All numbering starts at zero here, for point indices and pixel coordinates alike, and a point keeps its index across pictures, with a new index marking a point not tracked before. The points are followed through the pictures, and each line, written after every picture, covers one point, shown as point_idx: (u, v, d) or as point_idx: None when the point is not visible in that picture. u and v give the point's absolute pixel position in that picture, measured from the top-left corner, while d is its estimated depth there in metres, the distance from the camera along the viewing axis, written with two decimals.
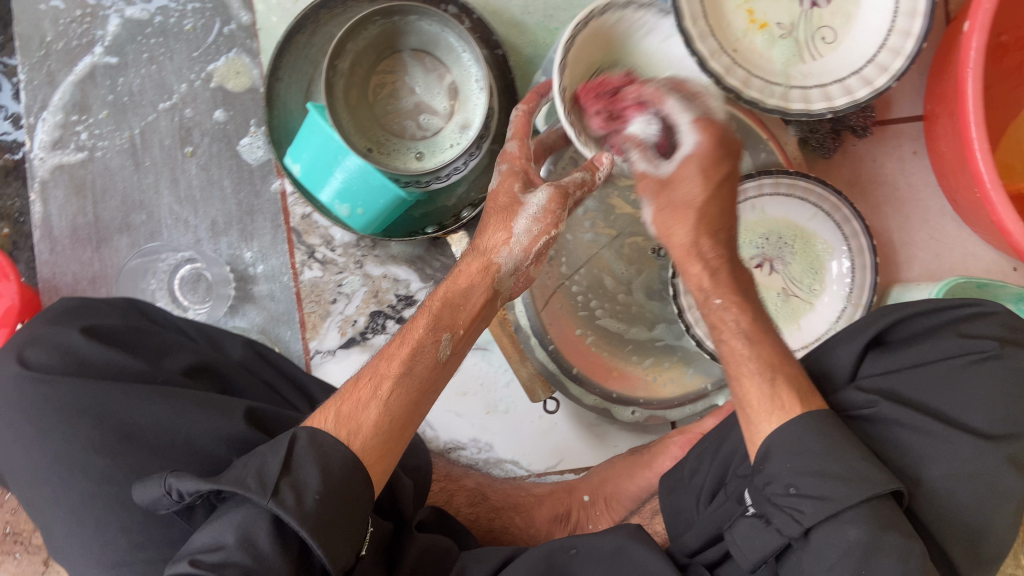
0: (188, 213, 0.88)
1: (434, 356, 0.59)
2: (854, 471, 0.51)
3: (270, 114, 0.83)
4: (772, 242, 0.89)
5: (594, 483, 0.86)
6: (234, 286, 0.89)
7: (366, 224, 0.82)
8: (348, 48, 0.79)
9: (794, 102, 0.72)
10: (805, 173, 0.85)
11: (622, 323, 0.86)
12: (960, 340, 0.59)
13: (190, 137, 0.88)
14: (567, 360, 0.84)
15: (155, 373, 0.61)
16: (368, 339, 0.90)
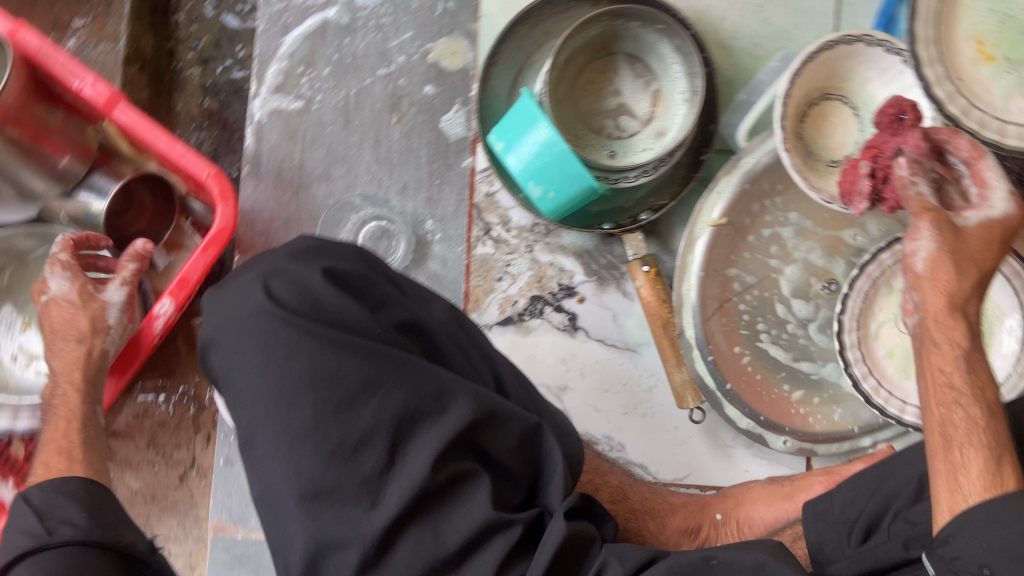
0: (384, 174, 0.94)
1: None
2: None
3: (482, 94, 0.88)
4: None
5: (727, 503, 0.86)
6: (412, 248, 0.94)
7: (553, 209, 0.86)
8: (569, 42, 0.84)
9: (1011, 135, 0.78)
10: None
11: (785, 351, 0.88)
12: None
13: (399, 105, 0.94)
14: (723, 375, 0.85)
15: (374, 324, 0.63)
16: (524, 321, 0.94)
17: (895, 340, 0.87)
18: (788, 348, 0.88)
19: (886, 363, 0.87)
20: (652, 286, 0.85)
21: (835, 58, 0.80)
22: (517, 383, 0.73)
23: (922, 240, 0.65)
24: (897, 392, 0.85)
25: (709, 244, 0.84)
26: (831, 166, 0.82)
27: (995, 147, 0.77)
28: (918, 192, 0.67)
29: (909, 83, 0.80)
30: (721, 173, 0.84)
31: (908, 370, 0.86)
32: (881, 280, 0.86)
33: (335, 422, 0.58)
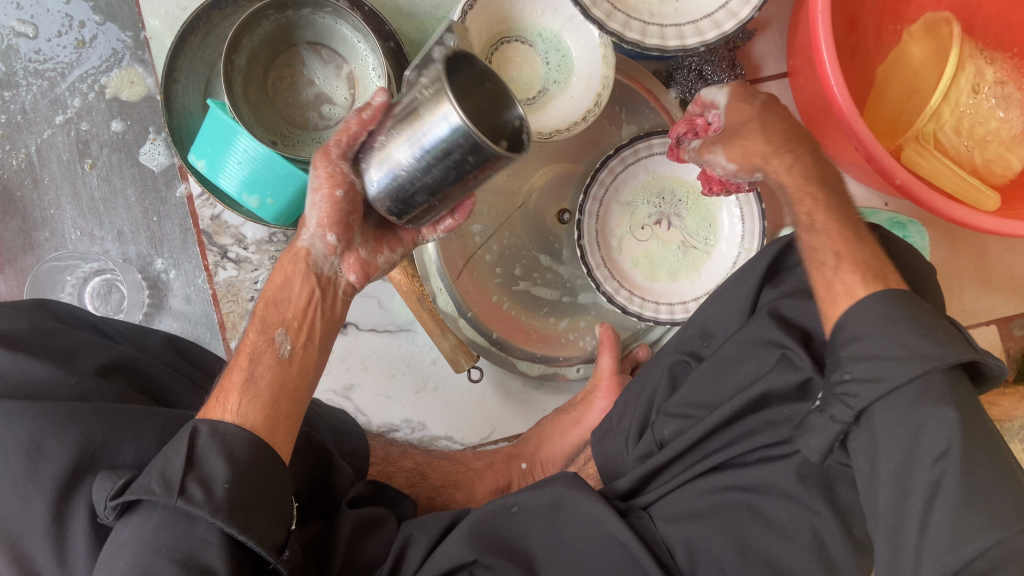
0: (94, 226, 0.88)
1: (274, 354, 0.60)
2: (891, 330, 0.52)
3: (169, 115, 0.83)
4: (666, 200, 0.92)
5: (534, 451, 0.88)
6: (148, 293, 0.89)
7: (276, 214, 0.83)
8: (244, 43, 0.80)
9: (671, 38, 0.83)
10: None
11: (550, 289, 0.92)
12: None
13: (88, 149, 0.88)
14: (486, 325, 0.89)
15: (70, 379, 0.58)
16: None
17: (636, 250, 0.92)
18: (553, 286, 0.92)
19: (634, 272, 0.91)
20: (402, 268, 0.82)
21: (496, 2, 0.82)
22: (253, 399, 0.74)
23: (320, 191, 0.59)
24: (651, 298, 0.91)
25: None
26: (530, 95, 0.86)
27: (660, 52, 0.82)
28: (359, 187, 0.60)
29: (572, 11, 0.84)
30: None
31: (652, 272, 0.92)
32: (607, 198, 0.90)
33: (56, 497, 0.52)
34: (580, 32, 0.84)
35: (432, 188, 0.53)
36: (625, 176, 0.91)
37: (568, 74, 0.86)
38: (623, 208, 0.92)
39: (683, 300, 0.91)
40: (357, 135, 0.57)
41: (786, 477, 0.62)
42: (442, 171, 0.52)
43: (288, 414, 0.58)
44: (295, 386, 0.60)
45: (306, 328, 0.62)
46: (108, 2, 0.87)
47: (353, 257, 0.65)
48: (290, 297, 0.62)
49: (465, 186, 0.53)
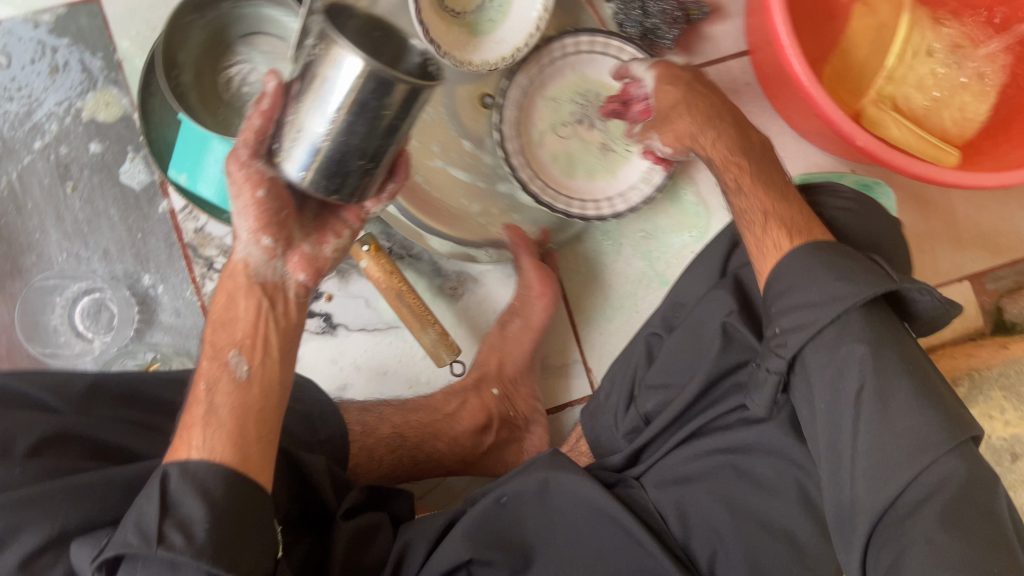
0: (80, 247, 0.90)
1: (230, 377, 0.61)
2: (825, 281, 0.59)
3: (148, 129, 0.84)
4: (591, 98, 0.94)
5: (500, 374, 0.91)
6: (137, 309, 0.90)
7: None
8: (184, 58, 0.84)
9: None
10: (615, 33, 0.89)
11: (467, 170, 0.92)
12: None
13: (69, 172, 0.89)
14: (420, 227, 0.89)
15: (10, 467, 0.55)
16: None
17: (557, 146, 0.94)
18: (473, 191, 0.93)
19: (553, 168, 0.94)
20: (377, 263, 0.84)
21: None
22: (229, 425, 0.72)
23: (243, 196, 0.62)
24: (574, 197, 0.93)
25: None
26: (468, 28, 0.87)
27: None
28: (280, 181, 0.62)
29: None
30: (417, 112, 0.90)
31: (569, 170, 0.95)
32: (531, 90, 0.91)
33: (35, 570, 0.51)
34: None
35: (357, 146, 0.57)
36: (551, 73, 0.92)
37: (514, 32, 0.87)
38: (547, 103, 0.93)
39: (599, 199, 0.94)
40: (265, 126, 0.60)
41: (768, 433, 0.65)
42: (360, 122, 0.55)
43: (259, 433, 0.60)
44: (257, 405, 0.61)
45: (259, 343, 0.63)
46: (79, 28, 0.89)
47: (298, 254, 0.67)
48: (235, 316, 0.64)
49: (386, 136, 0.57)
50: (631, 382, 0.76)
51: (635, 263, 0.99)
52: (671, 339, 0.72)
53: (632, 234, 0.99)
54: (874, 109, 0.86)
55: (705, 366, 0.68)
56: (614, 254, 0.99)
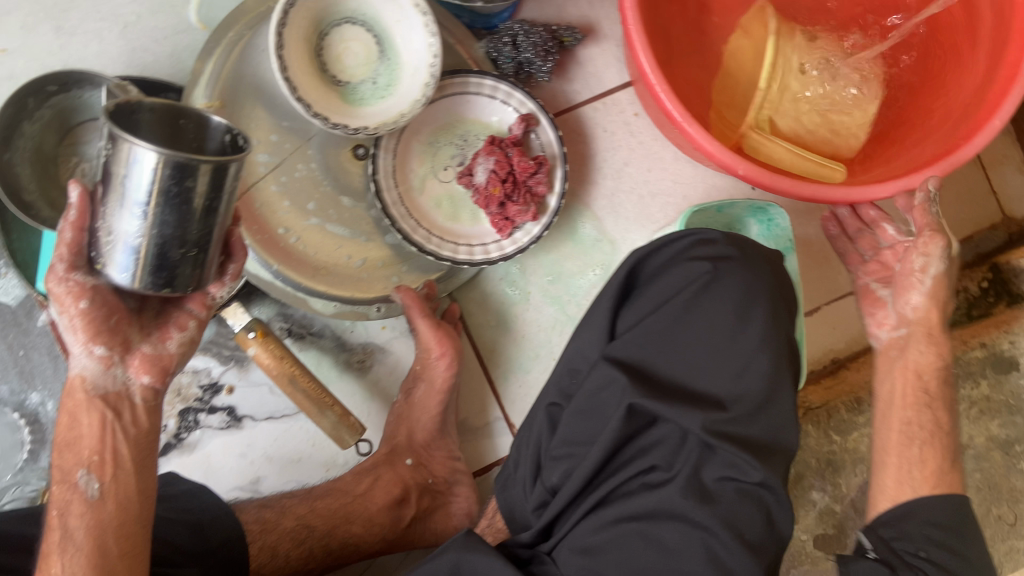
0: None
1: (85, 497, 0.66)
2: (937, 529, 0.72)
3: (8, 239, 0.80)
4: (468, 141, 0.95)
5: (411, 444, 0.91)
6: (27, 430, 0.86)
7: None
8: (17, 157, 0.78)
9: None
10: (484, 72, 0.91)
11: (346, 227, 0.90)
12: (687, 270, 0.67)
13: None
14: (310, 287, 0.88)
15: None
16: (183, 440, 0.89)
17: (438, 190, 0.94)
18: (354, 246, 0.90)
19: (435, 213, 0.93)
20: (267, 349, 0.83)
21: (310, 21, 0.84)
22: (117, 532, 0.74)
23: (67, 310, 0.64)
24: (460, 241, 0.93)
25: (244, 217, 0.84)
26: (344, 90, 0.87)
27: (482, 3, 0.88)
28: (101, 290, 0.65)
29: (385, 19, 0.87)
30: (296, 178, 0.88)
31: (455, 214, 0.94)
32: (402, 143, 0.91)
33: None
34: (403, 38, 0.87)
35: (173, 237, 0.59)
36: (422, 119, 0.93)
37: (395, 82, 0.88)
38: (424, 149, 0.94)
39: (486, 241, 0.94)
40: (78, 238, 0.62)
41: (672, 497, 0.61)
42: (173, 211, 0.58)
43: (126, 554, 0.65)
44: (122, 528, 0.66)
45: (111, 461, 0.67)
46: None
47: (137, 357, 0.69)
48: (79, 435, 0.67)
49: (202, 220, 0.60)
50: (535, 454, 0.72)
51: (545, 309, 0.97)
52: (568, 408, 0.67)
53: (537, 280, 0.97)
54: (755, 136, 0.84)
55: (604, 436, 0.63)
56: (522, 303, 0.97)
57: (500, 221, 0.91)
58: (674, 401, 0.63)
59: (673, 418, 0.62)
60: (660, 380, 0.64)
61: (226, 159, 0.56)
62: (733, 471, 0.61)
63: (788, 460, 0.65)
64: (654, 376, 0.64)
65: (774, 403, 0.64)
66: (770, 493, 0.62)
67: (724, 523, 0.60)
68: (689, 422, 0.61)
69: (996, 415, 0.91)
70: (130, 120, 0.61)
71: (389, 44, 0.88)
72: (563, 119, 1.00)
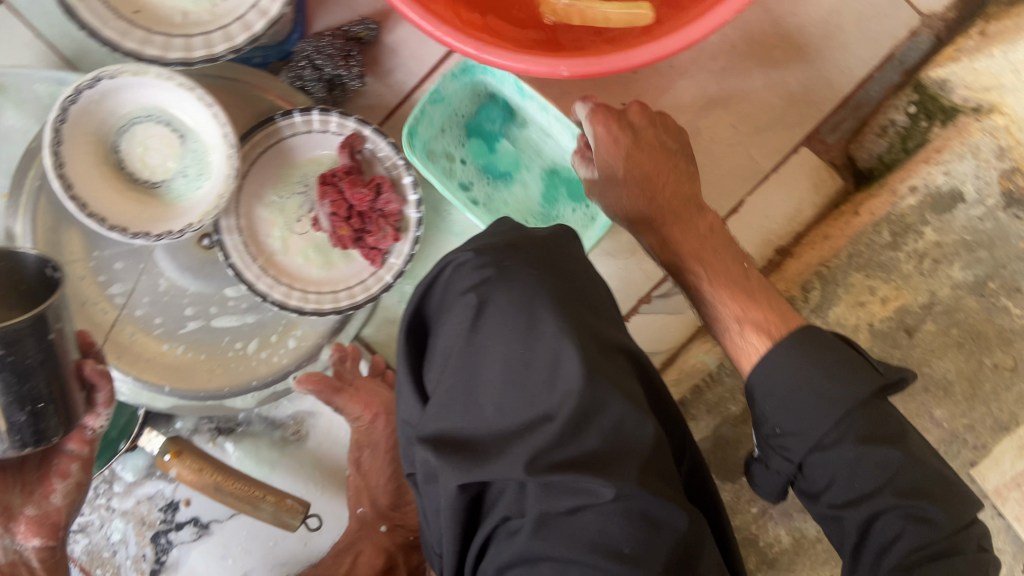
0: None
1: None
2: (798, 387, 0.65)
3: None
4: (310, 184, 0.90)
5: (380, 510, 0.91)
6: None
7: None
8: None
9: (219, 42, 0.79)
10: (285, 110, 0.85)
11: (232, 316, 0.89)
12: (456, 305, 0.62)
13: None
14: (213, 386, 0.87)
15: None
16: (165, 562, 0.92)
17: (302, 245, 0.89)
18: (243, 333, 0.89)
19: (308, 268, 0.89)
20: (186, 464, 0.83)
21: (94, 145, 0.82)
22: None
23: None
24: (337, 285, 0.89)
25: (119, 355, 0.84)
26: (160, 191, 0.85)
27: (230, 53, 0.78)
28: None
29: (168, 108, 0.83)
30: (157, 291, 0.86)
31: (329, 260, 0.90)
32: (244, 213, 0.87)
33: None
34: (193, 119, 0.83)
35: (13, 402, 0.58)
36: (252, 182, 0.88)
37: (206, 166, 0.85)
38: (271, 209, 0.89)
39: (365, 277, 0.89)
40: None
41: (529, 549, 0.57)
42: (1, 377, 0.57)
43: None
44: None
45: None
46: None
47: (24, 522, 0.68)
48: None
49: (43, 371, 0.59)
50: (430, 529, 0.66)
51: None
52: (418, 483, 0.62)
53: None
54: None
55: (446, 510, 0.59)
56: None
57: (368, 253, 0.86)
58: (488, 458, 0.58)
59: (493, 474, 0.57)
60: (469, 435, 0.59)
61: (41, 308, 0.57)
62: (582, 497, 0.56)
63: (643, 453, 0.59)
64: (465, 432, 0.59)
65: (597, 400, 0.58)
66: (635, 501, 0.56)
67: (596, 552, 0.55)
68: (510, 471, 0.56)
69: (956, 259, 0.81)
70: None
71: (185, 131, 0.84)
72: (400, 116, 0.94)
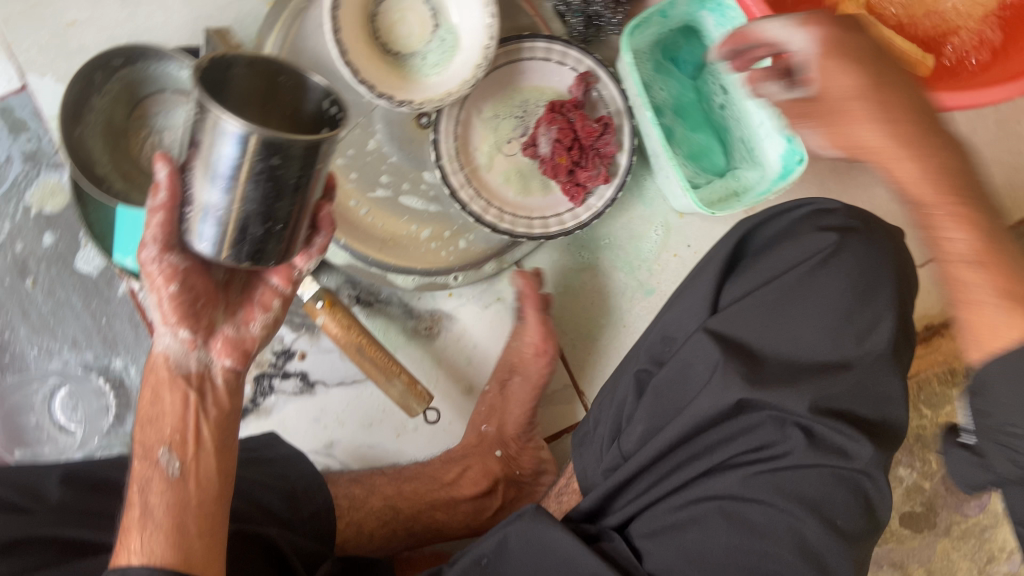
0: (50, 340, 0.89)
1: (157, 481, 0.60)
2: None
3: (86, 213, 0.82)
4: (530, 110, 0.91)
5: (501, 435, 0.91)
6: (114, 394, 0.89)
7: None
8: (87, 126, 0.80)
9: None
10: (536, 35, 0.87)
11: (420, 198, 0.89)
12: (808, 242, 0.70)
13: (27, 268, 0.89)
14: (382, 256, 0.87)
15: None
16: (260, 404, 0.90)
17: (506, 165, 0.91)
18: (422, 218, 0.89)
19: (505, 189, 0.90)
20: (335, 319, 0.82)
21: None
22: None
23: (158, 293, 0.60)
24: (544, 215, 0.90)
25: None
26: (405, 63, 0.85)
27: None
28: (189, 271, 0.61)
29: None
30: (363, 151, 0.87)
31: (526, 187, 0.91)
32: (465, 116, 0.88)
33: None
34: (461, 11, 0.85)
35: (260, 211, 0.53)
36: (482, 90, 0.89)
37: (451, 56, 0.86)
38: (487, 124, 0.90)
39: (559, 212, 0.91)
40: (169, 220, 0.56)
41: (751, 482, 0.62)
42: (262, 186, 0.52)
43: (202, 525, 0.60)
44: (214, 497, 0.61)
45: (191, 440, 0.62)
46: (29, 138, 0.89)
47: (219, 339, 0.65)
48: (163, 411, 0.62)
49: (293, 197, 0.54)
50: (614, 421, 0.73)
51: (616, 275, 0.94)
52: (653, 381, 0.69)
53: (606, 244, 0.93)
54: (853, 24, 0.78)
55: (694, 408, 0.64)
56: (590, 268, 0.93)
57: (572, 189, 0.88)
58: (778, 383, 0.64)
59: (775, 401, 0.63)
60: (770, 352, 0.66)
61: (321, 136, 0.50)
62: (836, 456, 0.63)
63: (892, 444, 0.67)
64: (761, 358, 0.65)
65: (886, 387, 0.67)
66: (868, 481, 0.64)
67: (806, 505, 0.61)
68: (794, 404, 0.62)
69: None
70: (222, 78, 0.56)
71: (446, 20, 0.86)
72: None
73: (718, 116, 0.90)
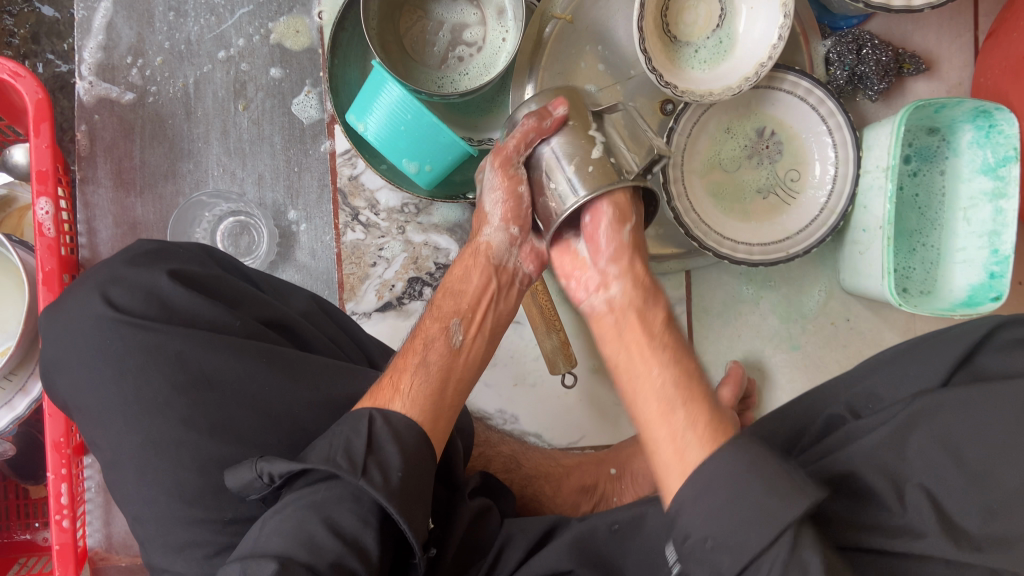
0: (237, 165, 0.89)
1: (448, 341, 0.67)
2: None
3: (333, 67, 0.83)
4: (762, 137, 0.92)
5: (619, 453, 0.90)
6: (276, 242, 0.89)
7: (431, 181, 0.83)
8: None
9: None
10: (804, 73, 0.88)
11: None
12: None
13: (244, 91, 0.89)
14: None
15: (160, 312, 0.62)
16: (404, 304, 0.90)
17: (718, 179, 0.93)
18: None
19: (708, 200, 0.92)
20: None
21: None
22: (356, 346, 0.76)
23: (500, 195, 0.67)
24: (738, 240, 0.91)
25: None
26: (679, 50, 0.87)
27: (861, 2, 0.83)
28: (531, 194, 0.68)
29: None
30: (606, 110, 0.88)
31: (727, 206, 0.93)
32: (704, 119, 0.90)
33: (206, 438, 0.59)
34: (749, 24, 0.85)
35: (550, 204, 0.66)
36: (728, 103, 0.91)
37: (719, 61, 0.87)
38: (717, 136, 0.92)
39: (751, 243, 0.91)
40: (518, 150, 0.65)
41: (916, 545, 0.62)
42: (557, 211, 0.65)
43: (451, 401, 0.64)
44: (455, 372, 0.66)
45: (475, 320, 0.70)
46: None
47: (525, 250, 0.72)
48: (466, 290, 0.70)
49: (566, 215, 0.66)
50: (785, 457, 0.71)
51: (770, 319, 0.96)
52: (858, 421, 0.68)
53: (772, 290, 0.96)
54: None
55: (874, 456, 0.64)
56: (750, 303, 0.96)
57: None
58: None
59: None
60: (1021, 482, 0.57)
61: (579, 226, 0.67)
62: None
63: None
64: None
65: None
66: None
67: None
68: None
69: None
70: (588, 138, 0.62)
71: (730, 26, 0.87)
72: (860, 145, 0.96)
73: (936, 211, 0.92)
